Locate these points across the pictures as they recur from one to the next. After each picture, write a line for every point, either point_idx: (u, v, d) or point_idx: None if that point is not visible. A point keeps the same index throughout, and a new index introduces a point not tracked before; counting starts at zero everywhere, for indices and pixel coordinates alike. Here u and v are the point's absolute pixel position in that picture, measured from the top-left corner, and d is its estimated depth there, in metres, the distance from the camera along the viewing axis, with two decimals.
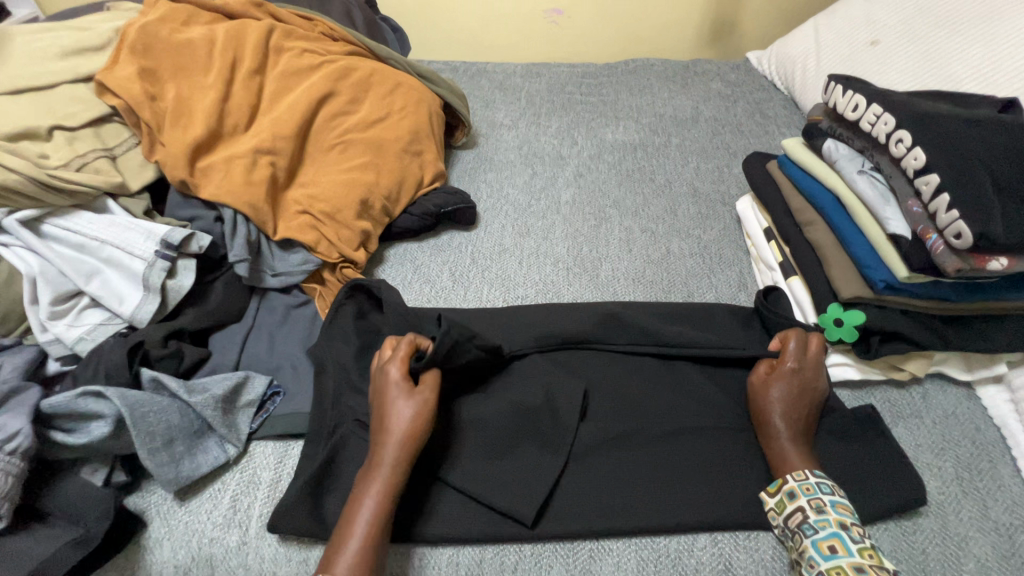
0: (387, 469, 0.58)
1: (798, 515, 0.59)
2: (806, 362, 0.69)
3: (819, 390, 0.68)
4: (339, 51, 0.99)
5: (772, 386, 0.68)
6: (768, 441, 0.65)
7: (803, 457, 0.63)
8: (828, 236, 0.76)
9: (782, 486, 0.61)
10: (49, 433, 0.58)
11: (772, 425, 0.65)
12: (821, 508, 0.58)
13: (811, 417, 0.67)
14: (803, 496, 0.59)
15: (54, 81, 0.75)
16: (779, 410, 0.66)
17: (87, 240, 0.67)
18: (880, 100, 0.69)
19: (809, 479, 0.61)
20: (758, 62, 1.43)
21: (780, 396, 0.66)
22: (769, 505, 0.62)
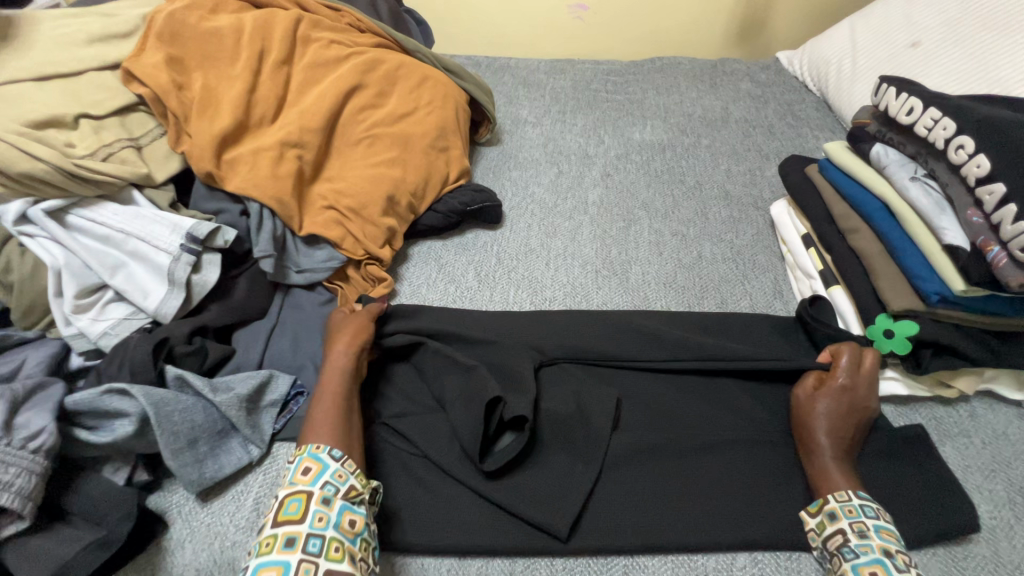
0: (340, 370, 0.66)
1: (838, 537, 0.56)
2: (857, 380, 0.66)
3: (867, 407, 0.65)
4: (366, 42, 0.97)
5: (819, 401, 0.65)
6: (809, 458, 0.63)
7: (848, 478, 0.61)
8: (874, 245, 0.74)
9: (823, 506, 0.59)
10: (73, 430, 0.56)
11: (815, 440, 0.63)
12: (863, 533, 0.55)
13: (856, 437, 0.64)
14: (845, 518, 0.57)
15: (81, 67, 0.73)
16: (825, 427, 0.63)
17: (113, 233, 0.65)
18: (937, 104, 0.66)
19: (852, 501, 0.58)
20: (789, 63, 1.40)
21: (827, 412, 0.64)
22: (809, 525, 0.59)
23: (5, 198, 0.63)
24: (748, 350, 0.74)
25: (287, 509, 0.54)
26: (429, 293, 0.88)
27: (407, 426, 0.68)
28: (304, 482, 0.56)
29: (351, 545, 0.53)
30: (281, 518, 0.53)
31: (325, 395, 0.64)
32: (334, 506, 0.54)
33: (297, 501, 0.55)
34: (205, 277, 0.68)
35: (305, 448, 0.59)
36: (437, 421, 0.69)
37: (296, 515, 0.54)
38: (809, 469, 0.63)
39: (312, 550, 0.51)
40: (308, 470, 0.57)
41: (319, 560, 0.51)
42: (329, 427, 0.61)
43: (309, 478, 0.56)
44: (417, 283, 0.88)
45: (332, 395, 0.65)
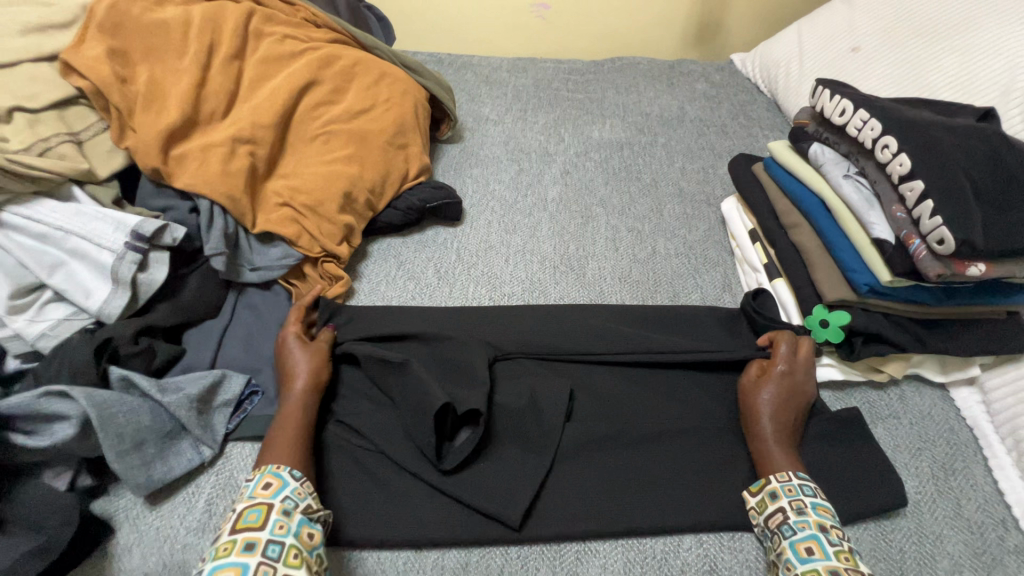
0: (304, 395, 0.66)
1: (778, 515, 0.59)
2: (796, 366, 0.70)
3: (806, 393, 0.69)
4: (321, 38, 0.96)
5: (764, 387, 0.68)
6: (755, 442, 0.66)
7: (789, 460, 0.64)
8: (813, 239, 0.78)
9: (765, 486, 0.62)
10: (9, 436, 0.54)
11: (760, 425, 0.66)
12: (801, 509, 0.58)
13: (798, 420, 0.67)
14: (785, 496, 0.60)
15: (15, 59, 0.70)
16: (768, 412, 0.66)
17: (51, 230, 0.63)
18: (867, 106, 0.69)
19: (791, 480, 0.61)
20: (742, 65, 1.45)
21: (770, 397, 0.67)
22: (751, 504, 0.62)
23: None
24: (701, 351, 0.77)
25: (246, 518, 0.54)
26: (388, 290, 0.87)
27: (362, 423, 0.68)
28: (264, 495, 0.56)
29: (308, 556, 0.53)
30: (240, 526, 0.53)
31: (286, 418, 0.64)
32: (295, 517, 0.55)
33: (257, 511, 0.54)
34: (151, 275, 0.66)
35: (265, 467, 0.59)
36: (393, 417, 0.69)
37: (256, 522, 0.53)
38: (754, 453, 0.65)
39: (271, 554, 0.51)
40: (269, 485, 0.57)
41: (278, 565, 0.51)
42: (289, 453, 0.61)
43: (270, 492, 0.56)
44: (375, 280, 0.88)
45: (291, 424, 0.63)
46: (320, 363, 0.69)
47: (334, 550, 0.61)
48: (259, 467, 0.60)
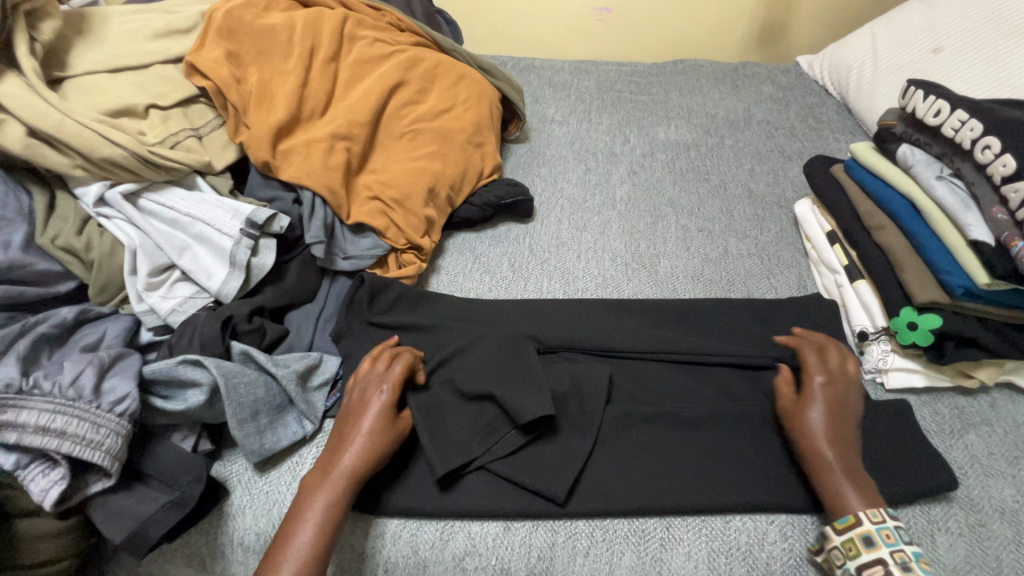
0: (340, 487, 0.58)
1: (881, 570, 0.54)
2: (833, 374, 0.67)
3: (850, 398, 0.66)
4: (406, 41, 1.01)
5: (811, 406, 0.65)
6: (817, 473, 0.61)
7: (859, 486, 0.59)
8: (900, 240, 0.76)
9: (857, 527, 0.56)
10: (150, 398, 0.60)
11: (820, 451, 0.62)
12: (906, 565, 0.54)
13: (852, 436, 0.64)
14: (885, 546, 0.55)
15: (148, 60, 0.77)
16: (822, 435, 0.62)
17: (181, 216, 0.69)
18: (965, 107, 0.69)
19: (887, 523, 0.57)
20: (809, 67, 1.43)
21: (820, 418, 0.63)
22: (836, 544, 0.57)
23: (84, 181, 0.66)
24: (782, 355, 0.77)
25: None
26: (465, 282, 0.91)
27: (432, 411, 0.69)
28: None
29: None
30: None
31: (312, 508, 0.57)
32: None
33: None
34: (262, 260, 0.72)
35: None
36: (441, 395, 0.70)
37: None
38: (819, 487, 0.61)
39: None
40: None
41: None
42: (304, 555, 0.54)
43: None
44: (452, 273, 0.92)
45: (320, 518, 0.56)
46: (376, 452, 0.61)
47: (426, 523, 0.64)
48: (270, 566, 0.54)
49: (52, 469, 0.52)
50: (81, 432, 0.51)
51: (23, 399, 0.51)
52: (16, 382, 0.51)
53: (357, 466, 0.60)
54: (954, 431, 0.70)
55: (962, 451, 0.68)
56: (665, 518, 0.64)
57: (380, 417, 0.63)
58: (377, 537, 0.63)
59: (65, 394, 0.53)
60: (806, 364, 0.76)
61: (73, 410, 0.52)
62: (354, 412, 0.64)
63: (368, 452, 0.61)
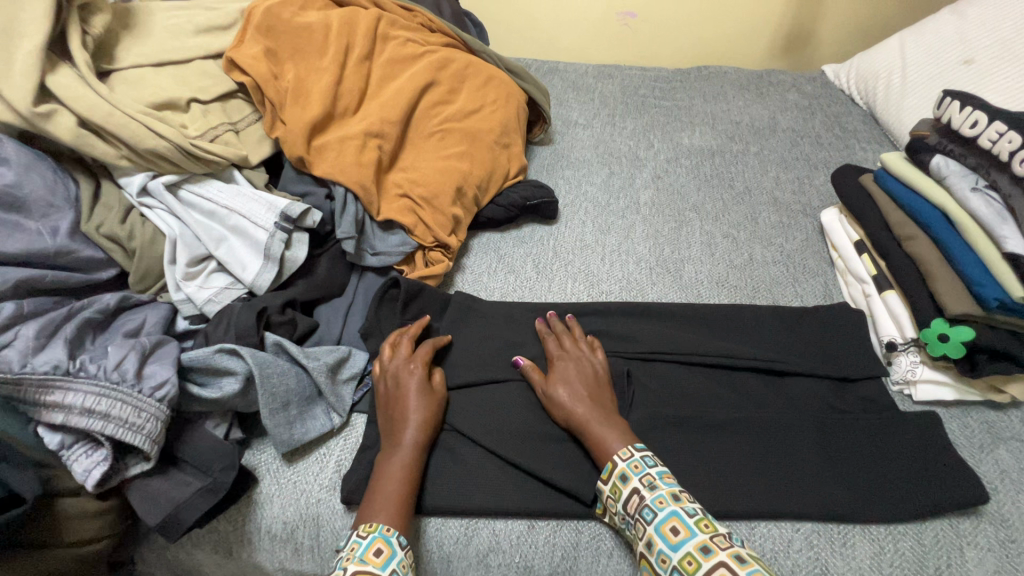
0: (413, 450, 0.63)
1: (635, 498, 0.58)
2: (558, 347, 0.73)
3: (579, 356, 0.72)
4: (436, 42, 1.02)
5: (548, 377, 0.70)
6: (581, 430, 0.65)
7: (616, 432, 0.64)
8: (932, 251, 0.75)
9: (614, 471, 0.61)
10: (187, 385, 0.61)
11: (574, 411, 0.66)
12: (653, 484, 0.58)
13: (601, 395, 0.69)
14: (634, 475, 0.59)
15: (189, 55, 0.79)
16: (567, 398, 0.67)
17: (219, 208, 0.70)
18: (1003, 118, 0.68)
19: (635, 456, 0.61)
20: (835, 76, 1.42)
21: (560, 384, 0.68)
22: (606, 492, 0.61)
23: (128, 170, 0.68)
24: (808, 364, 0.76)
25: None
26: (490, 282, 0.92)
27: (462, 415, 0.70)
28: (374, 563, 0.53)
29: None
30: None
31: (394, 469, 0.61)
32: None
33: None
34: (295, 254, 0.73)
35: (377, 526, 0.56)
36: (470, 398, 0.72)
37: None
38: (586, 442, 0.65)
39: None
40: (379, 551, 0.54)
41: None
42: (396, 508, 0.59)
43: (381, 560, 0.54)
44: (477, 272, 0.93)
45: (402, 482, 0.60)
46: (432, 412, 0.66)
47: (448, 519, 0.65)
48: (368, 522, 0.57)
49: (95, 450, 0.53)
50: (124, 415, 0.53)
51: (69, 380, 0.52)
52: (62, 363, 0.52)
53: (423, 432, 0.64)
54: (984, 446, 0.69)
55: (993, 466, 0.68)
56: None
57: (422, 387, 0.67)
58: None
59: (111, 376, 0.54)
60: (832, 374, 0.75)
61: (116, 393, 0.53)
62: (394, 391, 0.67)
63: (421, 422, 0.64)
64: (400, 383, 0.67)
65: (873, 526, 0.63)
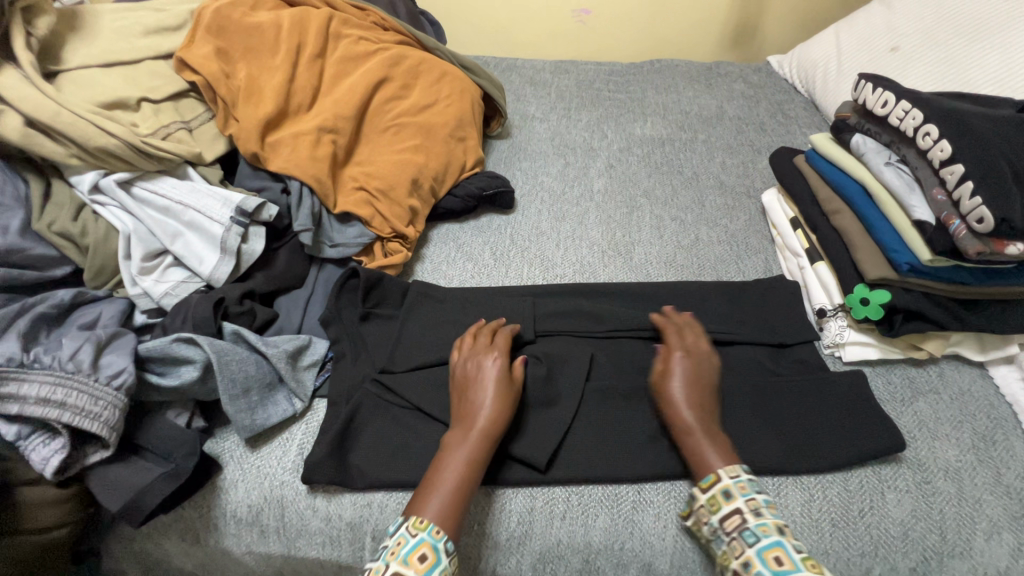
0: (477, 445, 0.64)
1: (736, 518, 0.59)
2: (689, 349, 0.73)
3: (702, 364, 0.71)
4: (389, 39, 1.05)
5: (671, 377, 0.69)
6: (686, 436, 0.66)
7: (720, 449, 0.64)
8: (854, 223, 0.82)
9: (716, 483, 0.62)
10: (146, 375, 0.63)
11: (691, 416, 0.66)
12: (758, 511, 0.59)
13: (710, 405, 0.68)
14: (740, 496, 0.60)
15: (139, 56, 0.80)
16: (686, 403, 0.67)
17: (173, 204, 0.71)
18: (909, 98, 0.74)
19: (742, 477, 0.62)
20: (779, 66, 1.49)
21: (680, 390, 0.68)
22: (702, 501, 0.62)
23: (79, 169, 0.69)
24: (747, 334, 0.81)
25: None
26: (449, 270, 0.95)
27: (420, 393, 0.73)
28: (417, 569, 0.55)
29: None
30: None
31: (452, 463, 0.62)
32: None
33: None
34: (252, 247, 0.75)
35: (426, 525, 0.58)
36: (429, 378, 0.75)
37: None
38: (684, 449, 0.66)
39: None
40: (424, 557, 0.56)
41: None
42: (447, 504, 0.60)
43: (424, 567, 0.55)
44: (437, 261, 0.96)
45: (457, 477, 0.61)
46: (502, 409, 0.66)
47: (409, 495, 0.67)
48: (418, 517, 0.59)
49: (52, 440, 0.54)
50: (80, 403, 0.54)
51: (24, 371, 0.54)
52: (15, 356, 0.54)
53: (488, 427, 0.65)
54: (905, 399, 0.76)
55: (912, 416, 0.74)
56: (637, 483, 0.69)
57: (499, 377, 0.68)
58: (364, 506, 0.66)
59: (65, 367, 0.55)
60: (770, 342, 0.80)
61: (72, 382, 0.54)
62: (473, 378, 0.69)
63: (494, 414, 0.66)
64: (476, 377, 0.69)
65: (804, 476, 0.69)
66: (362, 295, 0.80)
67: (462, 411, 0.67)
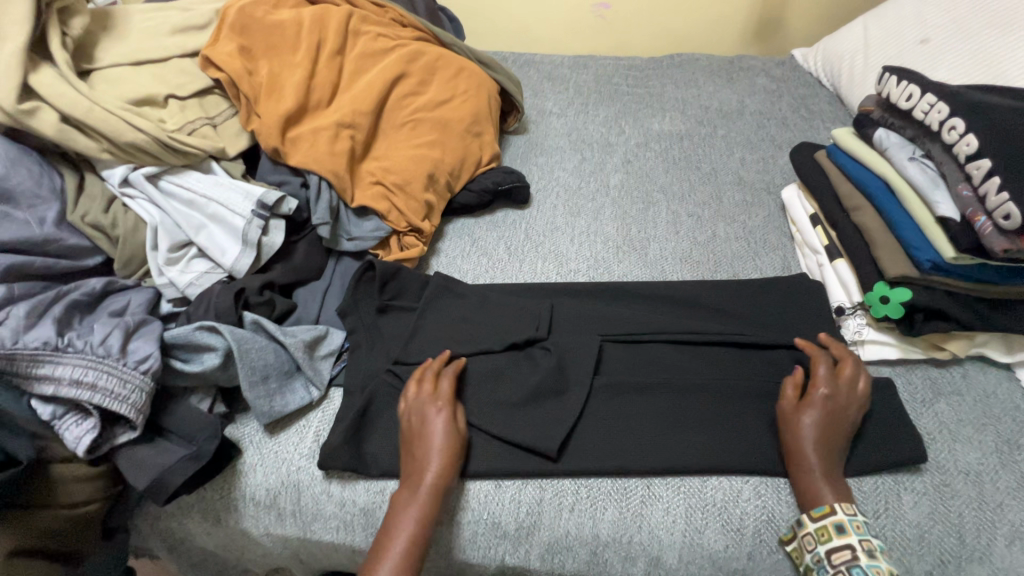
0: (428, 499, 0.63)
1: (847, 553, 0.58)
2: (835, 387, 0.68)
3: (851, 410, 0.68)
4: (407, 36, 1.06)
5: (808, 411, 0.67)
6: (801, 471, 0.65)
7: (835, 485, 0.64)
8: (876, 219, 0.80)
9: (829, 514, 0.61)
10: (170, 361, 0.65)
11: (807, 451, 0.65)
12: (872, 552, 0.59)
13: (841, 445, 0.66)
14: (854, 534, 0.60)
15: (166, 54, 0.83)
16: (812, 439, 0.65)
17: (198, 197, 0.74)
18: (935, 91, 0.72)
19: (857, 515, 0.61)
20: (804, 60, 1.46)
21: (814, 425, 0.65)
22: (811, 531, 0.61)
23: (110, 163, 0.72)
24: (764, 333, 0.80)
25: None
26: (464, 264, 0.96)
27: None
28: None
29: None
30: None
31: (404, 517, 0.62)
32: None
33: None
34: (272, 239, 0.77)
35: None
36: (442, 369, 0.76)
37: None
38: (797, 482, 0.65)
39: None
40: None
41: None
42: (402, 560, 0.60)
43: None
44: (452, 255, 0.97)
45: (410, 534, 0.61)
46: (450, 454, 0.65)
47: None
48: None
49: (84, 420, 0.57)
50: (110, 386, 0.57)
51: (58, 355, 0.57)
52: (51, 340, 0.57)
53: (438, 476, 0.64)
54: (925, 400, 0.74)
55: (932, 418, 0.72)
56: (646, 478, 0.69)
57: (447, 429, 0.66)
58: (377, 492, 0.68)
59: (96, 352, 0.58)
60: (790, 344, 0.78)
61: (103, 366, 0.58)
62: (420, 427, 0.67)
63: (442, 470, 0.64)
64: (423, 426, 0.67)
65: None
66: (377, 288, 0.81)
67: (409, 461, 0.66)
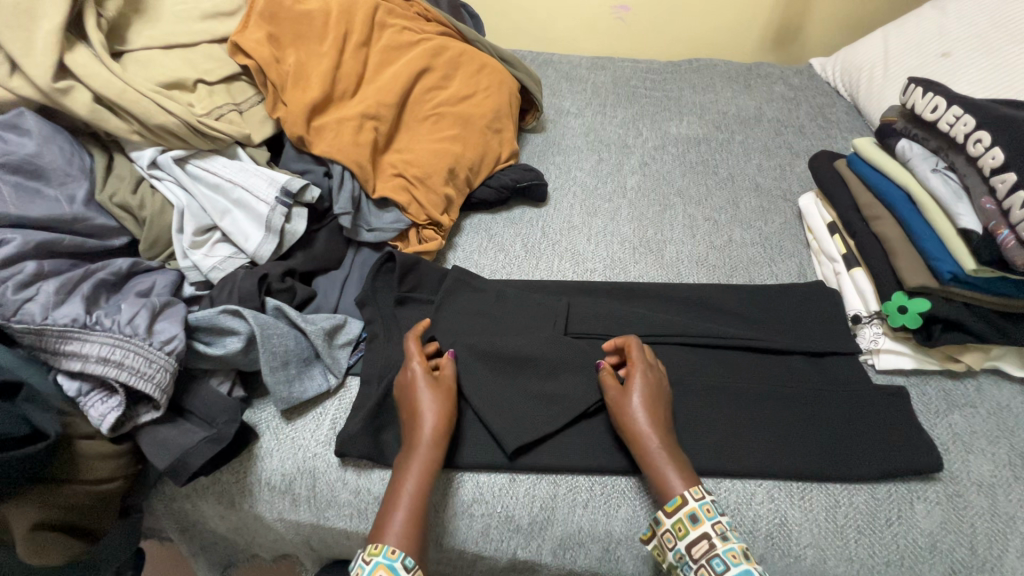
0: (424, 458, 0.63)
1: (705, 544, 0.58)
2: (645, 365, 0.70)
3: (662, 390, 0.69)
4: (432, 30, 1.06)
5: (630, 392, 0.67)
6: (646, 457, 0.64)
7: (680, 469, 0.63)
8: (895, 229, 0.80)
9: (681, 506, 0.60)
10: (194, 343, 0.66)
11: (647, 432, 0.65)
12: (725, 534, 0.59)
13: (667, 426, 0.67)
14: (706, 520, 0.59)
15: (195, 39, 0.84)
16: (644, 421, 0.65)
17: (224, 182, 0.75)
18: (960, 103, 0.72)
19: (706, 498, 0.61)
20: (822, 69, 1.46)
21: (641, 404, 0.66)
22: (666, 526, 0.60)
23: (140, 145, 0.72)
24: (778, 339, 0.80)
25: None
26: (481, 259, 0.96)
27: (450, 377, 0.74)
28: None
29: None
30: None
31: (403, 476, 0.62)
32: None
33: None
34: (294, 227, 0.77)
35: (380, 551, 0.57)
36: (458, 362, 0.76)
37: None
38: (646, 468, 0.64)
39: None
40: None
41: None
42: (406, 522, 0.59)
43: None
44: (469, 250, 0.97)
45: (412, 491, 0.61)
46: (442, 413, 0.66)
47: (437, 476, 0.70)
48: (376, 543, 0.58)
49: (109, 398, 0.58)
50: (136, 364, 0.57)
51: (86, 332, 0.57)
52: (80, 317, 0.58)
53: (431, 435, 0.65)
54: (940, 411, 0.74)
55: (946, 428, 0.72)
56: None
57: (439, 387, 0.68)
58: None
59: (123, 330, 0.59)
60: (805, 349, 0.79)
61: (130, 344, 0.58)
62: (407, 391, 0.68)
63: (434, 428, 0.65)
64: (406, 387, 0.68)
65: (831, 483, 0.68)
66: (397, 279, 0.81)
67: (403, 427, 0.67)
